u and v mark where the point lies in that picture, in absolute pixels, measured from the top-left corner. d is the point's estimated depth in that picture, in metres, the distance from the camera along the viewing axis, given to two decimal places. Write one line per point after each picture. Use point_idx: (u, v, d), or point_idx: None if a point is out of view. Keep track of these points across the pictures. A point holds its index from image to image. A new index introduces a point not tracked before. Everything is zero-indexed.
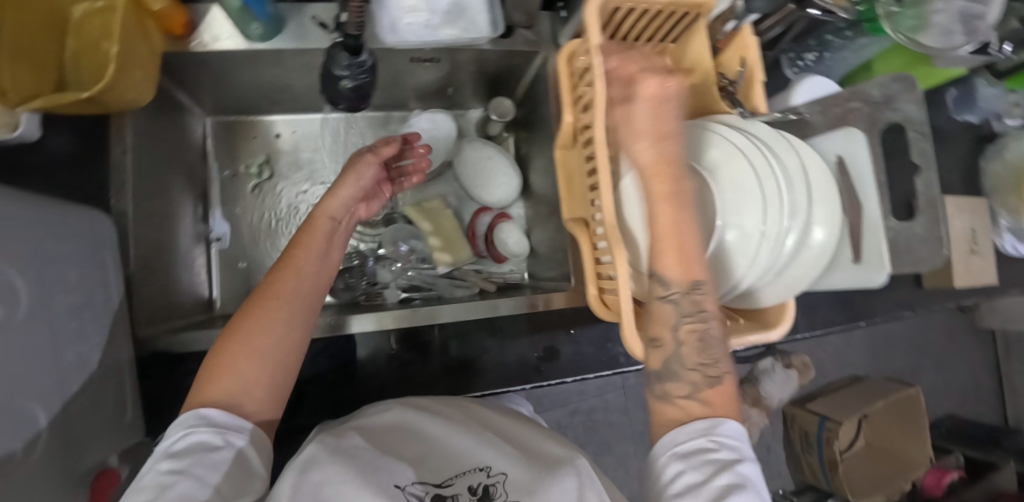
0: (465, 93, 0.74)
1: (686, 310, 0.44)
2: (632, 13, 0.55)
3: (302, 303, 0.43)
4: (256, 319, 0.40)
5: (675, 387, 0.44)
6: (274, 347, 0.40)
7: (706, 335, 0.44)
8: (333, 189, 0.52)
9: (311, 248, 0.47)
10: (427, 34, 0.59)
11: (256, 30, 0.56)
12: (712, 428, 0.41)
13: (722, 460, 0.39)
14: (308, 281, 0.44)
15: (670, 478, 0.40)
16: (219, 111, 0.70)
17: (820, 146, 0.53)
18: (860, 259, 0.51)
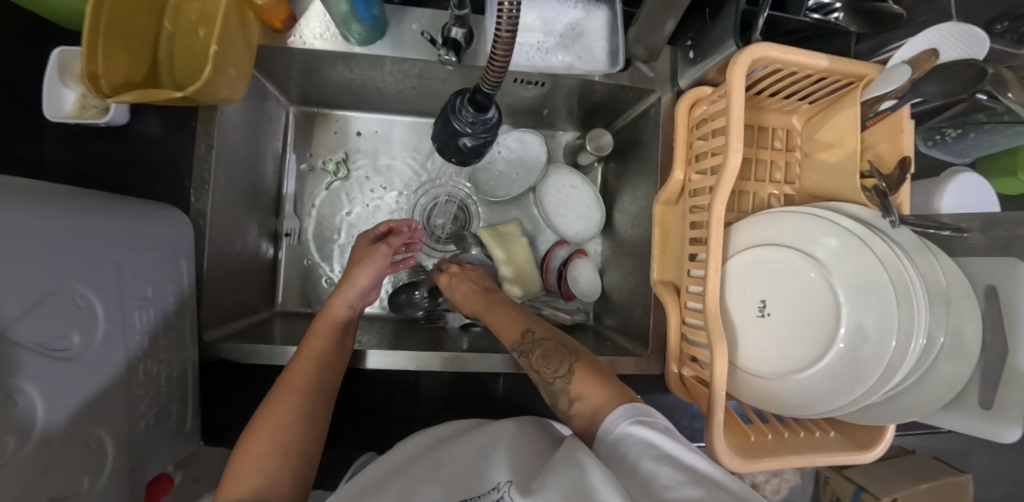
0: (560, 116, 0.69)
1: (545, 345, 0.51)
2: (775, 72, 0.49)
3: (319, 392, 0.45)
4: (275, 417, 0.42)
5: (563, 401, 0.47)
6: (290, 441, 0.41)
7: (547, 354, 0.50)
8: (349, 278, 0.55)
9: (327, 338, 0.50)
10: (537, 57, 0.55)
11: (357, 34, 0.51)
12: (634, 411, 0.41)
13: (655, 437, 0.38)
14: (324, 373, 0.47)
15: (614, 464, 0.38)
16: (304, 102, 0.68)
17: (967, 269, 0.46)
18: (990, 406, 0.42)
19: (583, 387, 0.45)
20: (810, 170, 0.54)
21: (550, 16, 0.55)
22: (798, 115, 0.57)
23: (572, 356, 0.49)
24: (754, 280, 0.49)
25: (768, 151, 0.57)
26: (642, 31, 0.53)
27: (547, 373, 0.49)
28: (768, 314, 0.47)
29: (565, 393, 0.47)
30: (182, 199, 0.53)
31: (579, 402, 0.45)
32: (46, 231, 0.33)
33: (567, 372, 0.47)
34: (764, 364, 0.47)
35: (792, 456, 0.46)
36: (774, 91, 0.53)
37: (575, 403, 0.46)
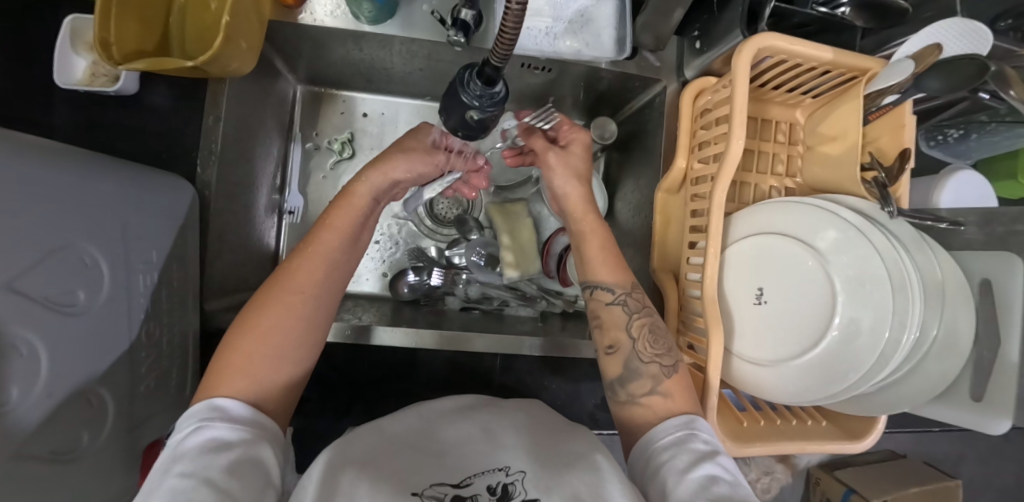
0: (565, 104, 0.69)
1: (654, 320, 0.49)
2: (781, 63, 0.49)
3: (324, 298, 0.42)
4: (265, 316, 0.39)
5: (637, 387, 0.45)
6: (288, 344, 0.40)
7: (655, 330, 0.48)
8: (377, 161, 0.46)
9: (338, 234, 0.44)
10: (545, 42, 0.55)
11: (368, 13, 0.52)
12: (690, 423, 0.41)
13: (705, 451, 0.38)
14: (330, 275, 0.43)
15: (655, 468, 0.39)
16: (311, 81, 0.68)
17: (962, 263, 0.47)
18: (980, 398, 0.43)
19: (673, 388, 0.45)
20: (813, 163, 0.55)
21: (559, 2, 0.55)
22: (800, 109, 0.57)
23: (677, 354, 0.47)
24: (752, 270, 0.50)
25: (770, 143, 0.57)
26: (648, 20, 0.54)
27: (646, 350, 0.47)
28: (765, 303, 0.48)
29: (649, 379, 0.45)
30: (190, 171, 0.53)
31: (659, 397, 0.44)
32: (55, 187, 0.33)
33: (669, 363, 0.46)
34: (758, 350, 0.48)
35: (784, 443, 0.47)
36: (779, 83, 0.54)
37: (654, 395, 0.45)
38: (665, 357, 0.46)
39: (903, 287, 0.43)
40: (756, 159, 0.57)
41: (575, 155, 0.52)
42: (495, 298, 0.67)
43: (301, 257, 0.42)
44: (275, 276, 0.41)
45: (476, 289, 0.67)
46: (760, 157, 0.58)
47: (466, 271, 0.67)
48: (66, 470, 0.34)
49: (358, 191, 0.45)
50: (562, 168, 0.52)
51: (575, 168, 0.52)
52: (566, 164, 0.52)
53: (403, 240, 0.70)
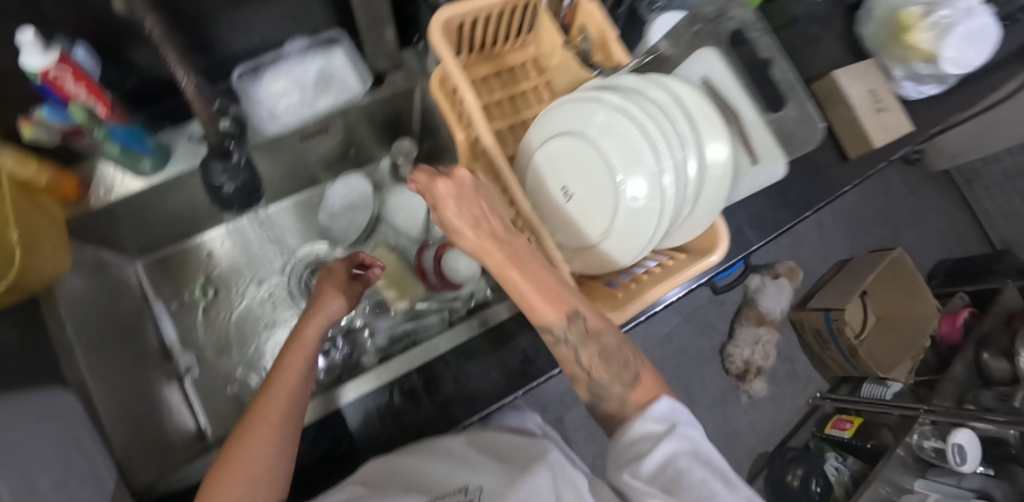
0: (368, 148, 0.77)
1: (602, 343, 0.45)
2: (476, 23, 0.58)
3: (295, 423, 0.44)
4: (241, 447, 0.40)
5: (607, 408, 0.47)
6: (267, 470, 0.40)
7: (606, 354, 0.45)
8: (319, 305, 0.55)
9: (298, 365, 0.48)
10: (304, 110, 0.62)
11: (148, 166, 0.58)
12: (650, 412, 0.43)
13: (676, 442, 0.40)
14: (297, 401, 0.45)
15: (624, 459, 0.42)
16: (147, 251, 0.72)
17: (682, 76, 0.55)
18: (756, 159, 0.51)
19: (644, 397, 0.45)
20: (558, 78, 0.64)
21: (297, 76, 0.63)
22: (529, 46, 0.67)
23: (640, 355, 0.46)
24: (554, 173, 0.57)
25: (524, 83, 0.66)
26: (372, 48, 0.63)
27: (597, 372, 0.46)
28: (573, 195, 0.56)
29: (616, 399, 0.46)
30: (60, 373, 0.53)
31: (635, 407, 0.45)
32: None
33: (634, 379, 0.45)
34: (589, 233, 0.55)
35: (651, 290, 0.54)
36: (493, 38, 0.63)
37: (627, 410, 0.45)
38: (625, 376, 0.45)
39: (649, 117, 0.50)
40: (521, 101, 0.66)
41: (462, 195, 0.45)
42: (403, 334, 0.72)
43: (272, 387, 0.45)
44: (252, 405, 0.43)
45: (383, 336, 0.72)
46: (523, 97, 0.66)
47: (365, 327, 0.72)
48: None
49: (306, 331, 0.51)
50: (442, 219, 0.46)
51: (471, 204, 0.45)
52: (449, 218, 0.45)
53: None
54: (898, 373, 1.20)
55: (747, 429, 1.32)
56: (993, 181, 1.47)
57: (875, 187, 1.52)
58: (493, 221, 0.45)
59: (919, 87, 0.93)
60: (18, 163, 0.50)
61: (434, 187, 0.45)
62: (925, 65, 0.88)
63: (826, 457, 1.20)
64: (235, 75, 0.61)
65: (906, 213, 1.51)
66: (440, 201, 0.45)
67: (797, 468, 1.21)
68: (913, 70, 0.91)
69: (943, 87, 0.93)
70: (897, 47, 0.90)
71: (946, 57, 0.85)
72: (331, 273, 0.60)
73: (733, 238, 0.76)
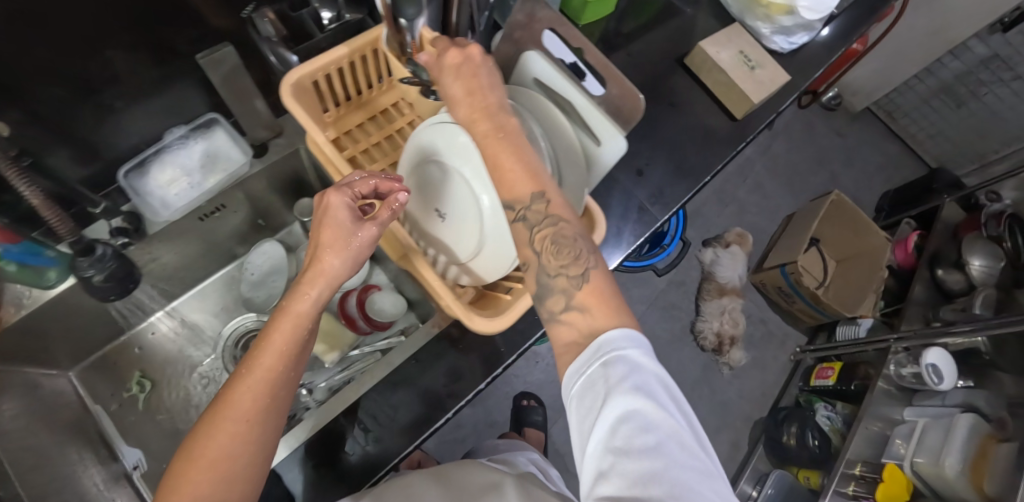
0: (276, 213, 0.80)
1: (559, 228, 0.40)
2: (330, 78, 0.62)
3: (271, 424, 0.36)
4: (208, 446, 0.33)
5: (553, 303, 0.38)
6: (236, 472, 0.34)
7: (560, 241, 0.40)
8: (318, 242, 0.41)
9: (286, 346, 0.38)
10: (194, 191, 0.66)
11: (52, 277, 0.61)
12: (603, 349, 0.32)
13: (632, 403, 0.29)
14: (270, 407, 0.36)
15: (577, 421, 0.32)
16: (78, 360, 0.73)
17: (518, 78, 0.55)
18: (599, 140, 0.51)
19: (588, 299, 0.37)
20: (424, 109, 0.68)
21: (184, 162, 0.66)
22: (396, 86, 0.71)
23: (597, 254, 0.39)
24: (426, 198, 0.58)
25: (398, 121, 0.70)
26: (247, 121, 0.67)
27: (552, 264, 0.39)
28: (446, 215, 0.56)
29: (562, 294, 0.38)
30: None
31: (577, 310, 0.37)
32: None
33: (580, 273, 0.38)
34: (465, 247, 0.55)
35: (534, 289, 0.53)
36: (357, 87, 0.67)
37: (571, 309, 0.37)
38: (572, 268, 0.38)
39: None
40: (398, 137, 0.70)
41: (466, 69, 0.45)
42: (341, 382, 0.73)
43: (248, 369, 0.37)
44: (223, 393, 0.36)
45: (321, 390, 0.72)
46: (400, 134, 0.71)
47: (303, 385, 0.72)
48: None
49: (296, 305, 0.40)
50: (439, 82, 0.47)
51: (471, 78, 0.45)
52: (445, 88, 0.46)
53: None
54: (865, 309, 1.28)
55: (736, 398, 1.38)
56: (913, 107, 1.54)
57: (804, 140, 1.60)
58: (483, 97, 0.44)
59: (790, 39, 0.99)
60: None
61: (436, 69, 0.46)
62: (786, 18, 0.94)
63: (817, 410, 1.26)
64: (121, 173, 0.64)
65: (841, 154, 1.60)
66: (440, 77, 0.47)
67: (790, 426, 1.26)
68: (778, 25, 0.96)
69: (812, 34, 0.99)
70: (757, 8, 0.95)
71: (802, 6, 0.91)
72: (334, 212, 0.41)
73: (637, 219, 0.77)
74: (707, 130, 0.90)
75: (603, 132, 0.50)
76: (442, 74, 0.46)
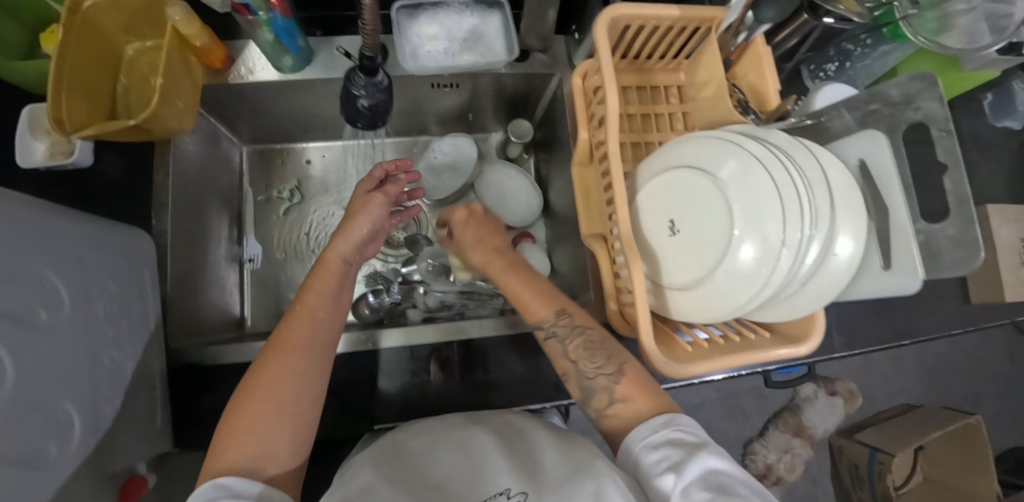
0: (485, 117, 0.78)
1: (587, 336, 0.48)
2: (641, 31, 0.57)
3: (317, 350, 0.46)
4: (266, 379, 0.42)
5: (597, 402, 0.46)
6: (281, 408, 0.41)
7: (591, 346, 0.48)
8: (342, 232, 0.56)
9: (317, 290, 0.51)
10: (444, 59, 0.63)
11: (287, 63, 0.61)
12: (673, 419, 0.41)
13: (733, 469, 0.37)
14: (318, 332, 0.47)
15: (645, 468, 0.39)
16: (255, 141, 0.76)
17: (839, 150, 0.50)
18: (889, 264, 0.47)
19: (630, 391, 0.45)
20: (699, 111, 0.61)
21: (451, 26, 0.63)
22: (681, 71, 0.64)
23: (626, 355, 0.48)
24: (663, 205, 0.54)
25: (663, 106, 0.65)
26: (531, 23, 0.62)
27: (586, 365, 0.47)
28: (678, 231, 0.52)
29: (604, 392, 0.46)
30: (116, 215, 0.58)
31: (621, 404, 0.45)
32: (20, 222, 0.38)
33: (614, 370, 0.46)
34: (681, 275, 0.51)
35: (726, 357, 0.49)
36: (651, 51, 0.61)
37: (616, 404, 0.45)
38: (608, 366, 0.46)
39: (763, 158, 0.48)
40: (652, 122, 0.64)
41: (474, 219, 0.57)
42: (454, 304, 0.71)
43: (296, 305, 0.49)
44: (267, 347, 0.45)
45: (434, 298, 0.71)
46: (656, 119, 0.65)
47: (422, 283, 0.71)
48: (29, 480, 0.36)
49: (331, 253, 0.54)
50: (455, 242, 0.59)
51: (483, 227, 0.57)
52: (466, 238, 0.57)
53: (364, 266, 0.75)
54: None
55: None
56: None
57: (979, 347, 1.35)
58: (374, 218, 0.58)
59: None
60: (184, 21, 0.53)
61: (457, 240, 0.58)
62: None
63: None
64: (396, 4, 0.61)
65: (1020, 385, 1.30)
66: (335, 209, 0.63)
67: None
68: None
69: None
70: None
71: None
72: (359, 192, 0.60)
73: None
74: (936, 296, 0.77)
75: (905, 258, 0.45)
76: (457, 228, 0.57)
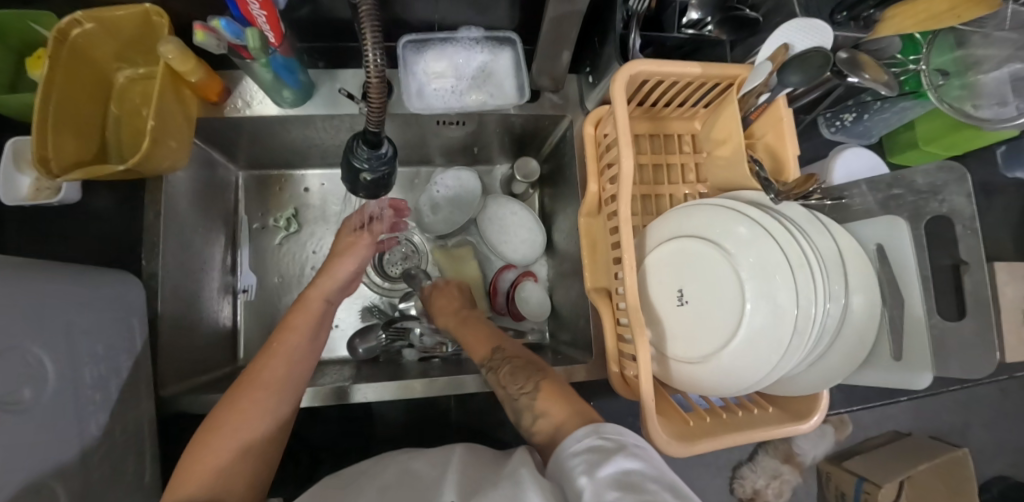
0: (491, 150, 0.75)
1: (512, 363, 0.51)
2: (660, 84, 0.55)
3: (290, 388, 0.47)
4: (237, 406, 0.44)
5: (528, 419, 0.45)
6: (251, 439, 0.43)
7: (515, 370, 0.50)
8: (329, 269, 0.57)
9: (296, 331, 0.51)
10: (452, 99, 0.60)
11: (288, 98, 0.58)
12: (597, 428, 0.38)
13: (640, 467, 0.34)
14: (294, 371, 0.49)
15: (564, 478, 0.35)
16: (252, 166, 0.73)
17: (856, 233, 0.51)
18: (900, 355, 0.46)
19: (548, 402, 0.44)
20: (714, 166, 0.60)
21: (460, 63, 0.61)
22: (697, 119, 0.63)
23: (548, 374, 0.49)
24: (671, 273, 0.52)
25: (676, 155, 0.63)
26: (543, 66, 0.60)
27: (512, 388, 0.49)
28: (687, 302, 0.50)
29: (529, 411, 0.46)
30: (104, 261, 0.58)
31: (541, 417, 0.44)
32: (5, 298, 0.37)
33: (531, 388, 0.47)
34: (689, 350, 0.50)
35: (730, 435, 0.49)
36: (668, 101, 0.59)
37: (538, 419, 0.44)
38: (528, 385, 0.47)
39: (775, 237, 0.47)
40: (664, 172, 0.62)
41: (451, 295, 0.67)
42: (451, 344, 0.69)
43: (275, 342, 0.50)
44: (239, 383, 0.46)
45: (430, 337, 0.69)
46: (668, 169, 0.63)
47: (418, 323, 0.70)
48: None
49: (315, 294, 0.55)
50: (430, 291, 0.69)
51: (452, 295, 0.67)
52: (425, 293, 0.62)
53: (358, 300, 0.73)
54: None
55: None
56: None
57: None
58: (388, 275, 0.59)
59: None
60: (178, 58, 0.50)
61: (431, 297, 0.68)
62: None
63: None
64: (403, 40, 0.59)
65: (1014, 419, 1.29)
66: None
67: None
68: None
69: None
70: None
71: None
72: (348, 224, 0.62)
73: None
74: None
75: (916, 353, 0.45)
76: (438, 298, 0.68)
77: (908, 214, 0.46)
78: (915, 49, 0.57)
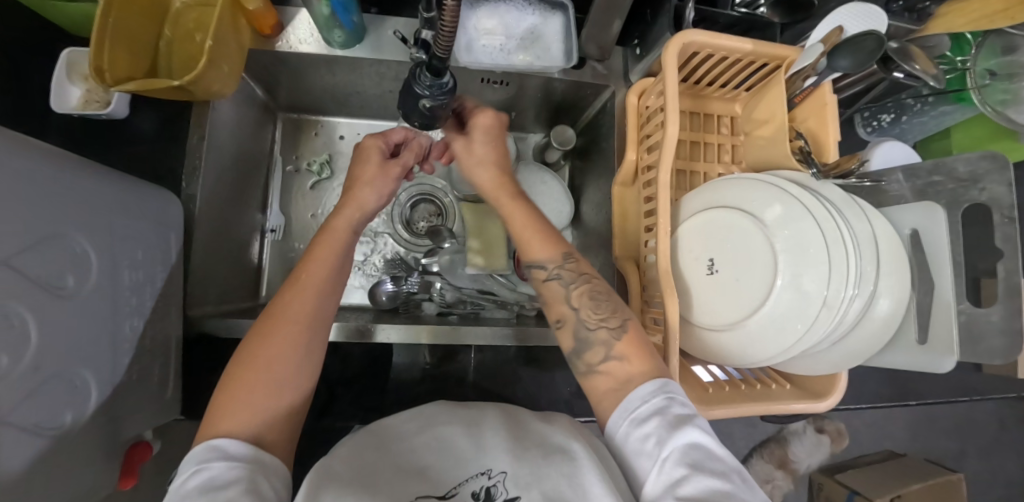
0: (527, 117, 0.76)
1: (592, 284, 0.49)
2: (708, 59, 0.55)
3: (320, 321, 0.43)
4: (264, 345, 0.40)
5: (591, 355, 0.46)
6: (284, 376, 0.39)
7: (595, 295, 0.48)
8: (349, 194, 0.50)
9: (322, 258, 0.45)
10: (500, 56, 0.61)
11: (339, 38, 0.59)
12: (665, 387, 0.41)
13: (702, 441, 0.37)
14: (321, 302, 0.43)
15: (630, 435, 0.39)
16: (291, 109, 0.74)
17: (891, 219, 0.51)
18: (925, 340, 0.47)
19: (627, 350, 0.45)
20: (752, 147, 0.60)
21: (510, 22, 0.62)
22: (738, 102, 0.63)
23: (625, 312, 0.48)
24: (703, 242, 0.53)
25: (714, 135, 0.63)
26: (593, 33, 0.60)
27: (591, 317, 0.47)
28: (717, 271, 0.51)
29: (601, 346, 0.46)
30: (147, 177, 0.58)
31: (615, 361, 0.45)
32: (62, 186, 0.38)
33: (616, 325, 0.47)
34: (714, 317, 0.51)
35: (748, 405, 0.50)
36: (712, 79, 0.60)
37: (610, 360, 0.45)
38: (611, 319, 0.47)
39: (815, 216, 0.47)
40: (701, 150, 0.63)
41: (493, 138, 0.54)
42: (470, 302, 0.70)
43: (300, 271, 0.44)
44: (266, 317, 0.42)
45: (451, 294, 0.69)
46: (705, 148, 0.63)
47: (439, 278, 0.70)
48: (48, 447, 0.36)
49: (339, 221, 0.48)
50: (467, 153, 0.54)
51: (493, 150, 0.54)
52: (475, 147, 0.54)
53: (381, 251, 0.74)
54: None
55: None
56: None
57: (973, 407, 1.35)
58: (500, 173, 0.54)
59: None
60: None
61: (468, 145, 0.54)
62: None
63: None
64: None
65: (1011, 451, 1.28)
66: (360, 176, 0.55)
67: None
68: None
69: None
70: None
71: None
72: (366, 152, 0.52)
73: None
74: None
75: (941, 338, 0.45)
76: (475, 137, 0.53)
77: (946, 202, 0.46)
78: (963, 49, 0.58)
